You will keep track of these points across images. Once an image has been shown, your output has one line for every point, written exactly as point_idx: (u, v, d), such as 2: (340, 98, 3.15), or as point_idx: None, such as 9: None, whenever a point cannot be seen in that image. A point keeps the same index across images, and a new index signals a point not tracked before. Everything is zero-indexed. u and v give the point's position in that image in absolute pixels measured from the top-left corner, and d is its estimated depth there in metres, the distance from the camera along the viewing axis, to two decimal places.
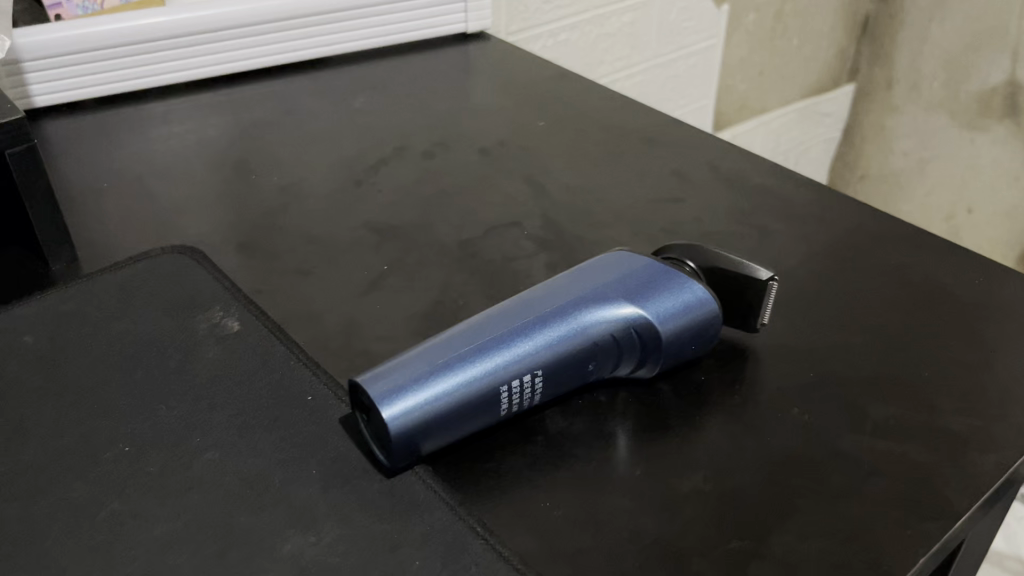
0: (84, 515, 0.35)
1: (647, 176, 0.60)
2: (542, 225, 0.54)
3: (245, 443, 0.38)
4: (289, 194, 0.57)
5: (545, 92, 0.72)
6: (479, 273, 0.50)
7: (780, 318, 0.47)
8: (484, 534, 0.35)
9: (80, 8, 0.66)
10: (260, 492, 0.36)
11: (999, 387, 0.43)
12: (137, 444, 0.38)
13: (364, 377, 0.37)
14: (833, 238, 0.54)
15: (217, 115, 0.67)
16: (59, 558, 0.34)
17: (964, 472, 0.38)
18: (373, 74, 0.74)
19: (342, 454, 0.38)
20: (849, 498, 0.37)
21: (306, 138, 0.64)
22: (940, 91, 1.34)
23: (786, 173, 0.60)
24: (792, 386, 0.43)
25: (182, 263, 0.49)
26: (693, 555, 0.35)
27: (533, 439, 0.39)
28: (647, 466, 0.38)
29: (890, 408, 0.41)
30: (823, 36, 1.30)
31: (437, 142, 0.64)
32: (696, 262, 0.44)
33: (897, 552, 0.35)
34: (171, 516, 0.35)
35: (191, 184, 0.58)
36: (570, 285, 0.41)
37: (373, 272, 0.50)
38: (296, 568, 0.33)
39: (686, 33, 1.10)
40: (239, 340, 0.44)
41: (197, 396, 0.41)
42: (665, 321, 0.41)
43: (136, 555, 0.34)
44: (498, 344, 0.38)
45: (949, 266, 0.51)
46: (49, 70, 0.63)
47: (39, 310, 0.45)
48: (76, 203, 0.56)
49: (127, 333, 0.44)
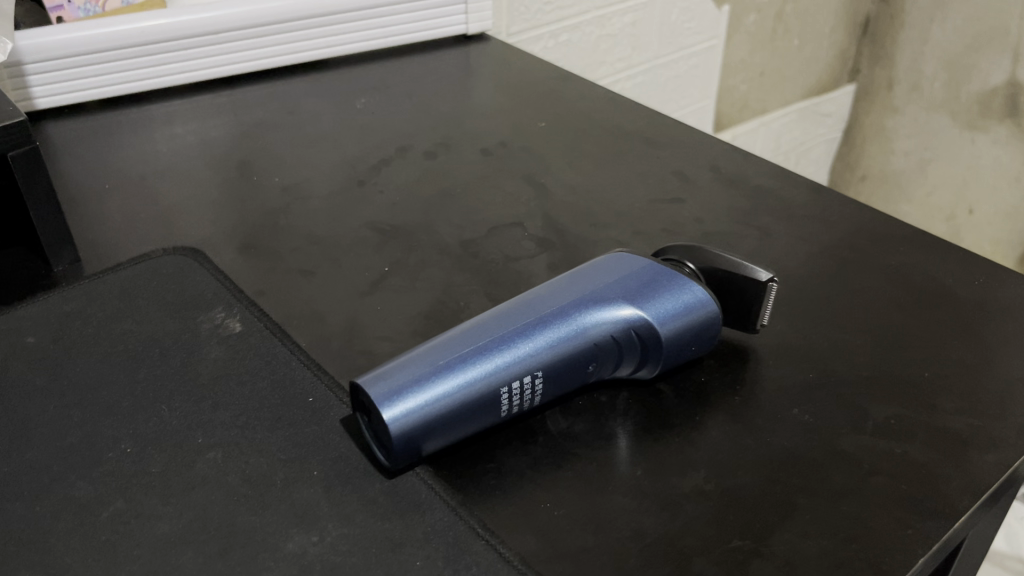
0: (87, 515, 0.35)
1: (648, 176, 0.60)
2: (543, 225, 0.55)
3: (248, 443, 0.39)
4: (290, 194, 0.58)
5: (546, 93, 0.72)
6: (481, 273, 0.50)
7: (781, 318, 0.47)
8: (485, 534, 0.35)
9: (82, 10, 0.66)
10: (263, 492, 0.36)
11: (999, 386, 0.43)
12: (139, 444, 0.38)
13: (364, 378, 0.37)
14: (833, 239, 0.54)
15: (219, 116, 0.67)
16: (63, 556, 0.34)
17: (965, 472, 0.38)
18: (375, 74, 0.74)
19: (343, 455, 0.38)
20: (849, 498, 0.37)
21: (309, 139, 0.64)
22: (941, 92, 1.34)
23: (786, 173, 0.61)
24: (793, 386, 0.43)
25: (184, 264, 0.49)
26: (694, 554, 0.35)
27: (533, 440, 0.40)
28: (647, 466, 0.39)
29: (890, 408, 0.41)
30: (823, 37, 1.30)
31: (439, 142, 0.64)
32: (696, 264, 0.44)
33: (898, 551, 0.35)
34: (174, 516, 0.35)
35: (193, 185, 0.58)
36: (570, 286, 0.41)
37: (374, 272, 0.50)
38: (298, 568, 0.33)
39: (687, 33, 1.10)
40: (241, 340, 0.44)
41: (199, 396, 0.41)
42: (666, 322, 0.41)
43: (140, 554, 0.34)
44: (498, 345, 0.38)
45: (950, 266, 0.51)
46: (51, 72, 0.63)
47: (42, 311, 0.46)
48: (78, 204, 0.56)
49: (129, 333, 0.44)
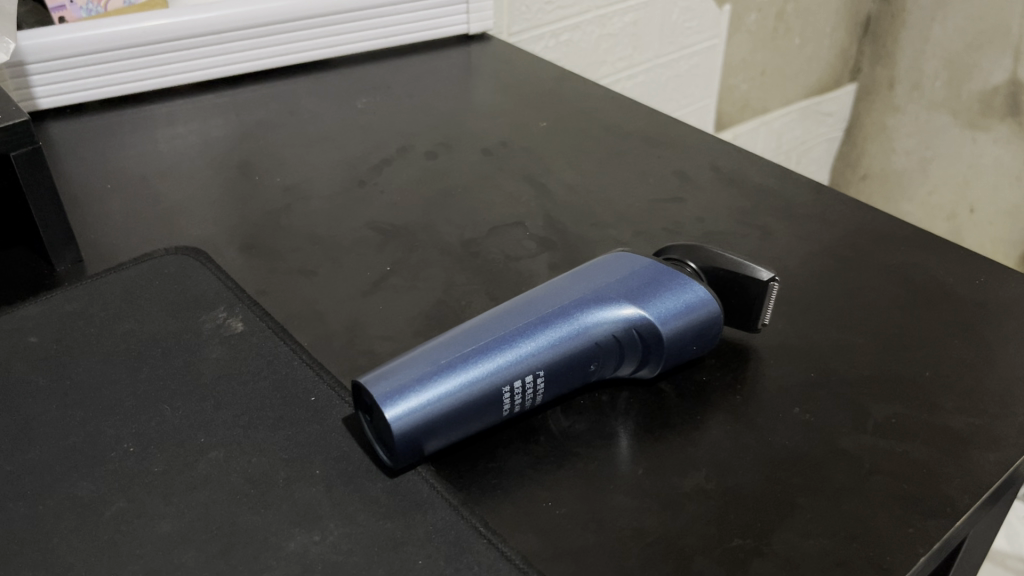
0: (90, 514, 0.35)
1: (648, 176, 0.60)
2: (543, 225, 0.55)
3: (249, 442, 0.39)
4: (292, 194, 0.58)
5: (547, 93, 0.72)
6: (481, 273, 0.50)
7: (781, 318, 0.47)
8: (487, 534, 0.35)
9: (83, 10, 0.66)
10: (265, 491, 0.36)
11: (1000, 385, 0.43)
12: (142, 444, 0.38)
13: (367, 377, 0.37)
14: (834, 238, 0.54)
15: (221, 116, 0.67)
16: (66, 556, 0.34)
17: (965, 471, 0.38)
18: (376, 74, 0.74)
19: (346, 454, 0.38)
20: (850, 497, 0.37)
21: (310, 139, 0.64)
22: (943, 91, 1.34)
23: (787, 172, 0.61)
24: (794, 385, 0.43)
25: (186, 263, 0.49)
26: (696, 553, 0.35)
27: (535, 439, 0.40)
28: (649, 465, 0.39)
29: (891, 407, 0.41)
30: (825, 36, 1.30)
31: (440, 142, 0.64)
32: (697, 263, 0.44)
33: (899, 551, 0.35)
34: (175, 515, 0.35)
35: (195, 185, 0.59)
36: (570, 286, 0.42)
37: (375, 272, 0.50)
38: (301, 567, 0.34)
39: (688, 33, 1.10)
40: (243, 340, 0.44)
41: (202, 396, 0.41)
42: (667, 321, 0.41)
43: (143, 553, 0.34)
44: (500, 344, 0.38)
45: (950, 265, 0.51)
46: (54, 72, 0.63)
47: (44, 311, 0.46)
48: (80, 204, 0.56)
49: (132, 333, 0.44)
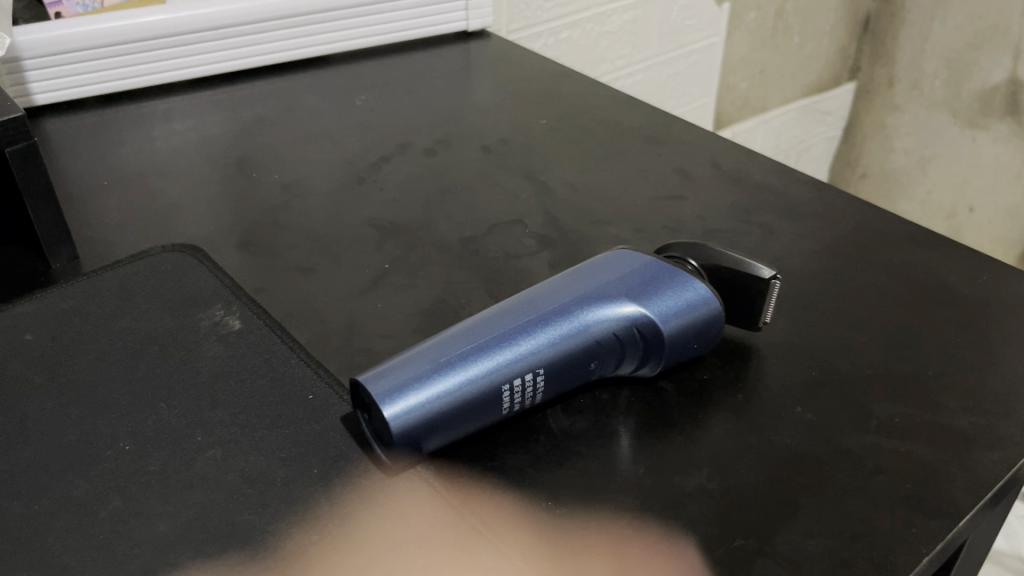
0: (85, 514, 0.35)
1: (649, 174, 0.60)
2: (543, 222, 0.54)
3: (247, 441, 0.38)
4: (290, 191, 0.57)
5: (547, 89, 0.72)
6: (481, 271, 0.50)
7: (783, 317, 0.47)
8: (486, 534, 0.35)
9: (79, 6, 0.66)
10: (262, 491, 0.36)
11: (1005, 385, 0.43)
12: (138, 443, 0.38)
13: (365, 376, 0.37)
14: (835, 236, 0.53)
15: (218, 113, 0.67)
16: (61, 556, 0.33)
17: (969, 472, 0.38)
18: (375, 71, 0.74)
19: (344, 453, 0.38)
20: (854, 497, 0.37)
21: (309, 135, 0.64)
22: (942, 89, 1.34)
23: (787, 169, 0.60)
24: (796, 385, 0.42)
25: (183, 261, 0.49)
26: (697, 554, 0.34)
27: (535, 438, 0.39)
28: (649, 463, 0.38)
29: (894, 407, 0.41)
30: (824, 35, 1.30)
31: (440, 139, 0.64)
32: (698, 260, 0.44)
33: (903, 551, 0.35)
34: (173, 515, 0.35)
35: (192, 182, 0.58)
36: (571, 284, 0.41)
37: (374, 270, 0.50)
38: (298, 568, 0.33)
39: (687, 31, 1.09)
40: (240, 338, 0.44)
41: (199, 394, 0.41)
42: (668, 320, 0.41)
43: (139, 553, 0.34)
44: (499, 342, 0.38)
45: (953, 263, 0.51)
46: (49, 67, 0.63)
47: (39, 309, 0.45)
48: (75, 201, 0.56)
49: (128, 331, 0.44)
